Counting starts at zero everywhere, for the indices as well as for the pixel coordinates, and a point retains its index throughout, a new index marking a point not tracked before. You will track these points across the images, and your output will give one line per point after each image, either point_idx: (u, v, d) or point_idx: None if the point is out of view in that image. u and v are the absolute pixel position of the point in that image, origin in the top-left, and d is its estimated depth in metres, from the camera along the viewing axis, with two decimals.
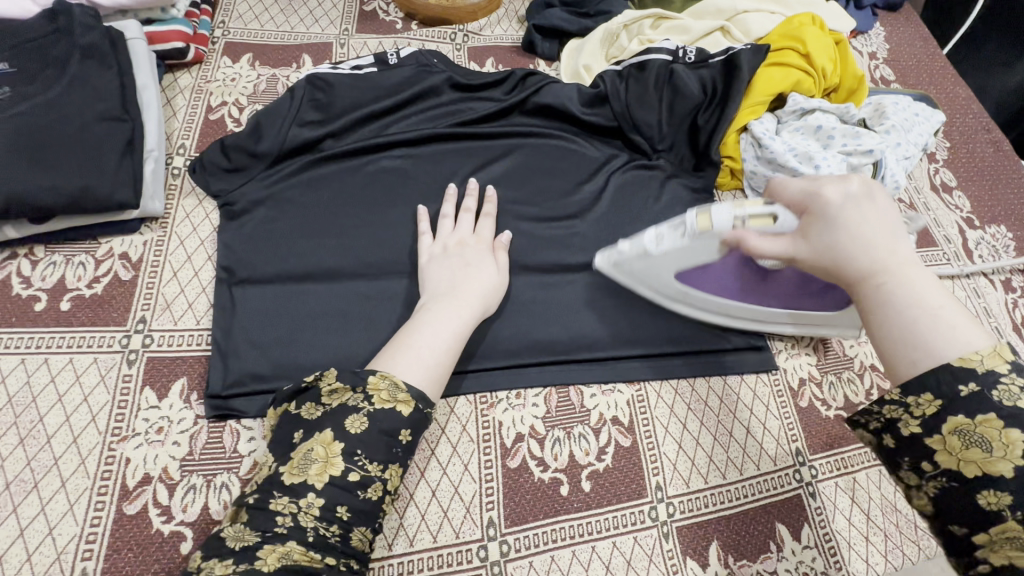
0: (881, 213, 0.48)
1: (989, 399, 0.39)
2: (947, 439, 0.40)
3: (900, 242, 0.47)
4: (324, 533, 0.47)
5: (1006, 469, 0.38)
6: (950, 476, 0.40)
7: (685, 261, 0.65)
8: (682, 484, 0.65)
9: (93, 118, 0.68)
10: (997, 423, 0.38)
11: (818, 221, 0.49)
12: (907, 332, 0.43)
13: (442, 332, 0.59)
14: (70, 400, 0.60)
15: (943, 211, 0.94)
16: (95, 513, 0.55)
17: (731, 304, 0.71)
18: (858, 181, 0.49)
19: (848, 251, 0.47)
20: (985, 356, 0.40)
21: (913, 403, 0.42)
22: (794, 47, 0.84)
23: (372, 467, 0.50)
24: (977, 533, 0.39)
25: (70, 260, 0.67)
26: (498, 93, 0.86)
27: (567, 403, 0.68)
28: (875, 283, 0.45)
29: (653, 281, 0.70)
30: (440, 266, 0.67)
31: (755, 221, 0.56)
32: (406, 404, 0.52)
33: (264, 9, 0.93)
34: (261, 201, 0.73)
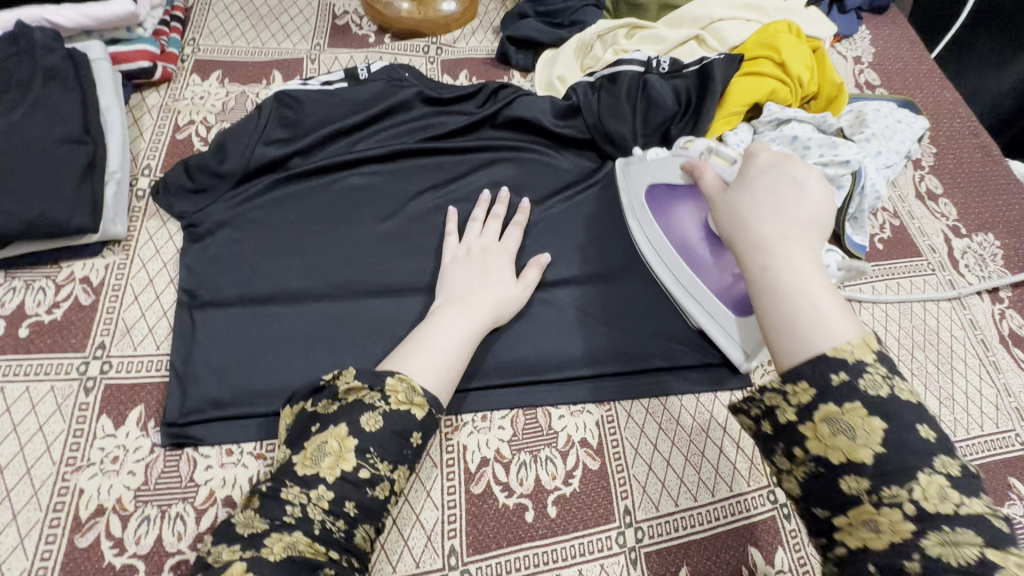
0: (800, 196, 0.50)
1: (857, 388, 0.41)
2: (817, 427, 0.42)
3: (809, 230, 0.49)
4: (330, 527, 0.47)
5: (867, 455, 0.40)
6: (818, 462, 0.42)
7: (662, 173, 0.72)
8: (651, 507, 0.63)
9: (53, 141, 0.68)
10: (861, 412, 0.41)
11: (739, 193, 0.54)
12: (787, 316, 0.45)
13: (454, 335, 0.60)
14: (26, 430, 0.59)
15: (927, 219, 0.91)
16: (47, 546, 0.54)
17: (671, 253, 0.72)
18: (790, 161, 0.53)
19: (756, 228, 0.50)
20: (856, 346, 0.43)
21: (790, 391, 0.44)
22: (768, 56, 0.83)
23: (383, 466, 0.50)
24: (838, 516, 0.42)
25: (30, 285, 0.67)
26: (469, 106, 0.85)
27: (534, 425, 0.67)
28: (762, 262, 0.48)
29: (634, 187, 0.77)
30: (461, 270, 0.68)
31: (718, 160, 0.65)
32: (421, 407, 0.52)
33: (235, 25, 0.92)
34: (225, 223, 0.72)
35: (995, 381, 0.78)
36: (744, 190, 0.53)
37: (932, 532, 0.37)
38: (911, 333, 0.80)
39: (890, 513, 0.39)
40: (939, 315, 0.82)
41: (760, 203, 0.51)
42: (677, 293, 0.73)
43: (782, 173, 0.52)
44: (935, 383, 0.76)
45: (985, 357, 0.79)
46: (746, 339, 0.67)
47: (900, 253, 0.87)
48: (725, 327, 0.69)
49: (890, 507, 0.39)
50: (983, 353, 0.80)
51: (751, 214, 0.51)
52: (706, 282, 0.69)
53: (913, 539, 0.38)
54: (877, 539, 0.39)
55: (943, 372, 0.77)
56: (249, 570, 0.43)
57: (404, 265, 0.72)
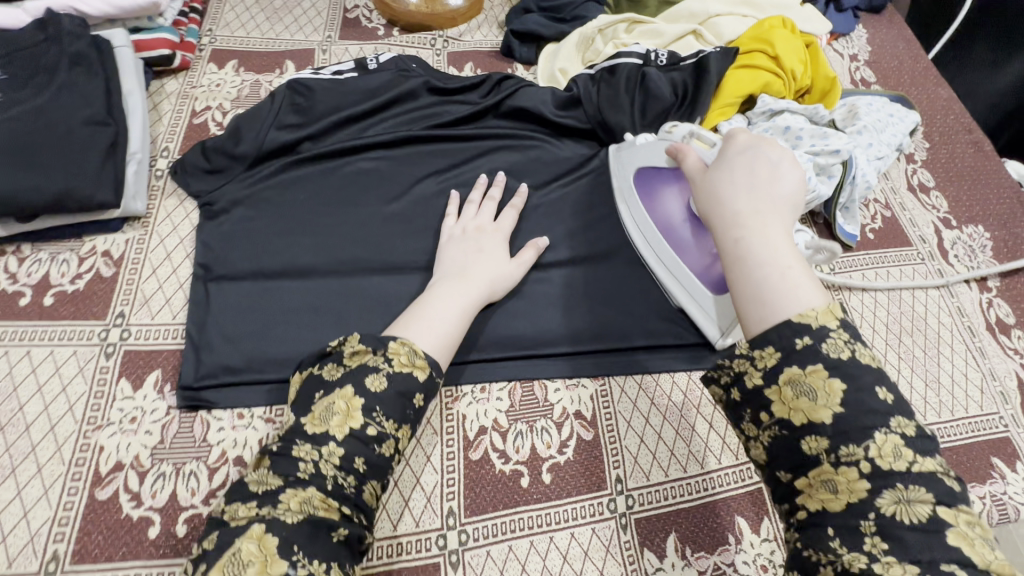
0: (773, 177, 0.55)
1: (820, 350, 0.44)
2: (782, 390, 0.44)
3: (781, 207, 0.53)
4: (341, 483, 0.49)
5: (826, 415, 0.42)
6: (782, 425, 0.44)
7: (650, 159, 0.76)
8: (642, 477, 0.66)
9: (79, 122, 0.71)
10: (823, 373, 0.43)
11: (718, 173, 0.57)
12: (757, 283, 0.48)
13: (452, 306, 0.63)
14: (50, 390, 0.63)
15: (918, 211, 0.94)
16: (69, 497, 0.57)
17: (654, 232, 0.76)
18: (765, 145, 0.57)
19: (731, 204, 0.53)
20: (819, 313, 0.45)
21: (757, 355, 0.46)
22: (762, 50, 0.86)
23: (389, 424, 0.52)
24: (799, 479, 0.44)
25: (55, 257, 0.70)
26: (473, 96, 0.88)
27: (531, 397, 0.70)
28: (736, 235, 0.51)
29: (623, 172, 0.80)
30: (455, 248, 0.71)
31: (700, 142, 0.72)
32: (423, 369, 0.55)
33: (250, 17, 0.96)
34: (239, 202, 0.76)
35: (980, 366, 0.80)
36: (722, 169, 0.57)
37: (886, 491, 0.40)
38: (900, 319, 0.82)
39: (847, 471, 0.41)
40: (927, 301, 0.85)
41: (736, 182, 0.55)
42: (660, 271, 0.76)
43: (758, 156, 0.56)
44: (922, 367, 0.79)
45: (972, 343, 0.82)
46: (720, 314, 0.71)
47: (891, 243, 0.90)
48: (702, 303, 0.73)
49: (848, 467, 0.41)
50: (969, 339, 0.82)
51: (729, 192, 0.55)
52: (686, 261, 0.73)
53: (868, 498, 0.40)
54: (835, 500, 0.41)
55: (929, 356, 0.80)
56: (266, 531, 0.45)
57: (408, 245, 0.76)
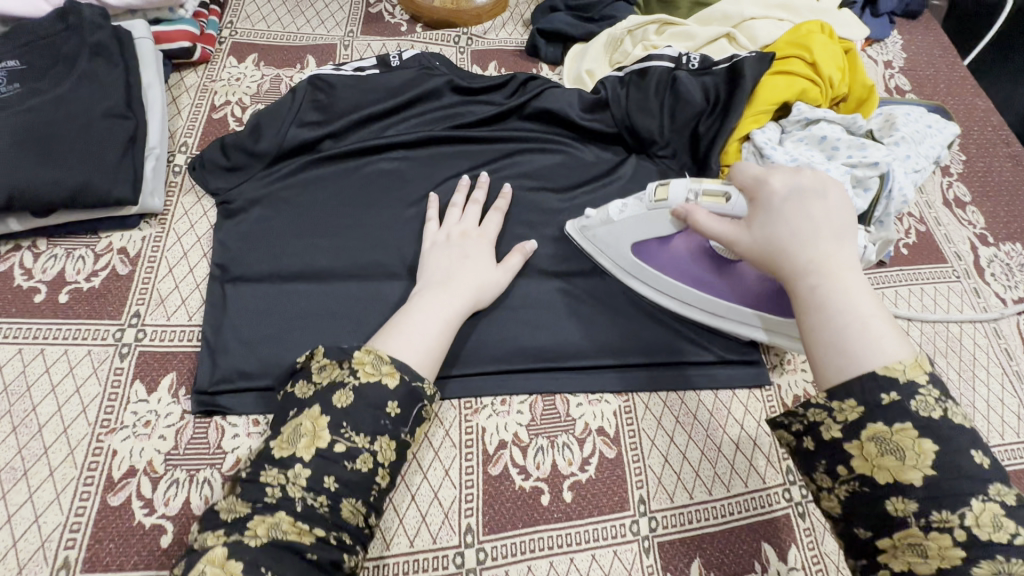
0: (828, 210, 0.51)
1: (909, 408, 0.42)
2: (865, 446, 0.43)
3: (846, 245, 0.49)
4: (312, 503, 0.48)
5: (916, 477, 0.41)
6: (862, 481, 0.43)
7: (642, 231, 0.68)
8: (666, 498, 0.64)
9: (97, 115, 0.70)
10: (912, 432, 0.41)
11: (766, 212, 0.53)
12: (841, 342, 0.45)
13: (433, 318, 0.61)
14: (63, 391, 0.61)
15: (954, 226, 0.91)
16: (81, 503, 0.56)
17: (683, 290, 0.71)
18: (807, 177, 0.53)
19: (794, 259, 0.49)
20: (908, 366, 0.43)
21: (836, 407, 0.44)
22: (799, 55, 0.82)
23: (359, 438, 0.50)
24: (882, 538, 0.42)
25: (71, 254, 0.69)
26: (498, 97, 0.86)
27: (552, 412, 0.68)
28: (811, 282, 0.48)
29: (614, 250, 0.72)
30: (439, 255, 0.69)
31: (707, 198, 0.61)
32: (391, 376, 0.53)
33: (271, 10, 0.94)
34: (258, 201, 0.74)
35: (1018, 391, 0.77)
36: (769, 205, 0.53)
37: (984, 560, 0.38)
38: (933, 339, 0.80)
39: (939, 537, 0.39)
40: (963, 321, 0.82)
41: (795, 224, 0.50)
42: (713, 321, 0.71)
43: (807, 189, 0.52)
44: (956, 390, 0.76)
45: (1009, 366, 0.79)
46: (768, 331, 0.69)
47: (925, 259, 0.87)
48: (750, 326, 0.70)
49: (940, 532, 0.39)
50: (1006, 362, 0.79)
51: (788, 232, 0.50)
52: (729, 298, 0.69)
53: (962, 565, 0.39)
54: (924, 563, 0.40)
55: (965, 380, 0.77)
56: (229, 556, 0.45)
57: None
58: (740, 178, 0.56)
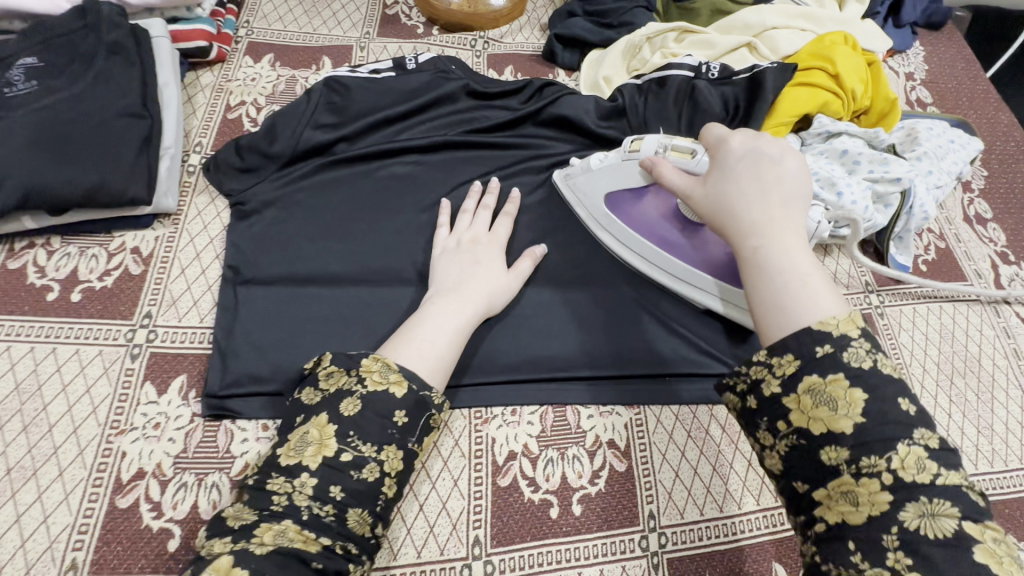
0: (778, 175, 0.54)
1: (841, 359, 0.43)
2: (801, 398, 0.43)
3: (791, 208, 0.53)
4: (318, 512, 0.47)
5: (846, 426, 0.41)
6: (800, 435, 0.43)
7: (616, 180, 0.73)
8: (676, 514, 0.63)
9: (113, 114, 0.70)
10: (843, 382, 0.42)
11: (721, 173, 0.57)
12: (777, 290, 0.47)
13: (443, 327, 0.60)
14: (74, 391, 0.61)
15: (974, 243, 0.89)
16: (89, 504, 0.56)
17: (649, 248, 0.73)
18: (763, 145, 0.57)
19: (741, 217, 0.53)
20: (840, 320, 0.45)
21: (776, 362, 0.45)
22: (822, 67, 0.81)
23: (366, 447, 0.50)
24: (818, 490, 0.43)
25: (83, 252, 0.69)
26: (513, 102, 0.85)
27: (563, 423, 0.67)
28: (752, 238, 0.51)
29: (589, 200, 0.76)
30: (450, 261, 0.68)
31: (676, 153, 0.66)
32: (400, 384, 0.52)
33: (288, 10, 0.94)
34: (271, 202, 0.74)
35: None
36: (724, 166, 0.57)
37: (910, 503, 0.39)
38: (951, 358, 0.78)
39: (868, 483, 0.40)
40: (982, 340, 0.80)
41: (745, 185, 0.54)
42: (678, 287, 0.73)
43: (761, 155, 0.56)
44: (974, 412, 0.74)
45: None
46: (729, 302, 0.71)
47: (944, 276, 0.85)
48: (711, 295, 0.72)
49: (868, 478, 0.40)
50: None
51: (737, 191, 0.55)
52: (690, 262, 0.72)
53: (891, 511, 0.39)
54: (856, 512, 0.40)
55: (983, 401, 0.75)
56: (235, 564, 0.43)
57: None
58: (707, 138, 0.62)
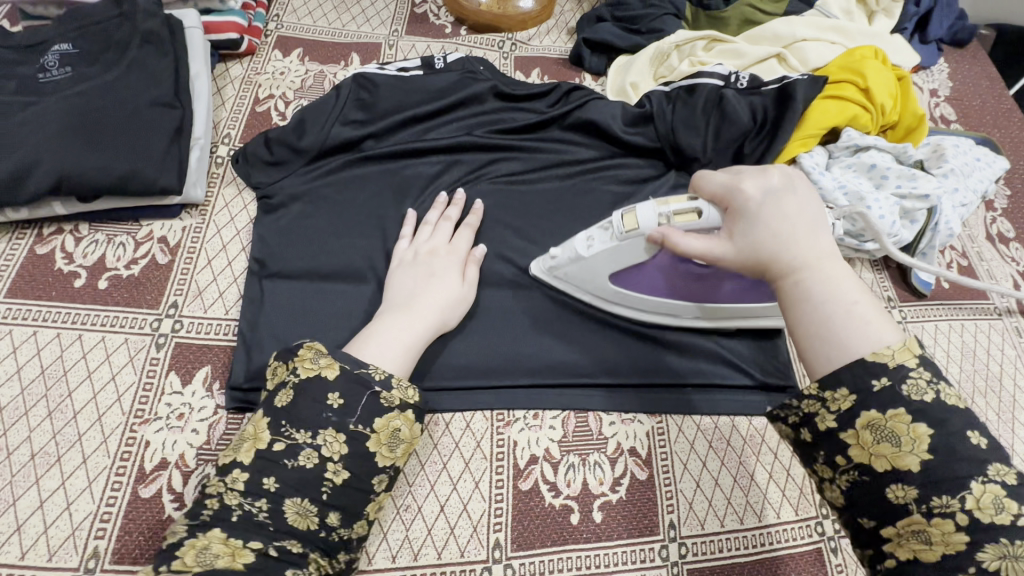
0: (801, 206, 0.53)
1: (901, 394, 0.43)
2: (860, 434, 0.44)
3: (824, 239, 0.51)
4: (250, 510, 0.47)
5: (913, 462, 0.41)
6: (862, 471, 0.43)
7: (618, 263, 0.65)
8: (697, 525, 0.63)
9: (145, 103, 0.70)
10: (906, 417, 0.42)
11: (743, 216, 0.53)
12: (842, 340, 0.46)
13: (388, 335, 0.58)
14: (99, 378, 0.61)
15: (998, 262, 0.89)
16: (112, 493, 0.56)
17: (663, 305, 0.70)
18: (776, 178, 0.54)
19: (778, 256, 0.50)
20: (896, 350, 0.44)
21: (830, 397, 0.45)
22: (853, 80, 0.81)
23: (300, 434, 0.49)
24: (886, 527, 0.43)
25: (112, 240, 0.69)
26: (540, 105, 0.84)
27: (585, 429, 0.67)
28: (796, 278, 0.49)
29: (590, 285, 0.69)
30: (405, 273, 0.66)
31: (680, 218, 0.57)
32: (330, 368, 0.52)
33: (318, 5, 0.94)
34: (299, 197, 0.74)
35: None
36: (745, 207, 0.53)
37: (988, 544, 0.39)
38: (974, 378, 0.77)
39: (941, 523, 0.40)
40: (1006, 361, 0.79)
41: (775, 225, 0.51)
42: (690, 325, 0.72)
43: (778, 189, 0.54)
44: (995, 432, 0.74)
45: None
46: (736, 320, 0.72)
47: (967, 294, 0.85)
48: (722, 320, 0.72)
49: (941, 517, 0.40)
50: None
51: (768, 232, 0.51)
52: (705, 304, 0.70)
53: (966, 550, 0.39)
54: (929, 550, 0.40)
55: (1007, 423, 0.75)
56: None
57: None
58: (710, 188, 0.56)
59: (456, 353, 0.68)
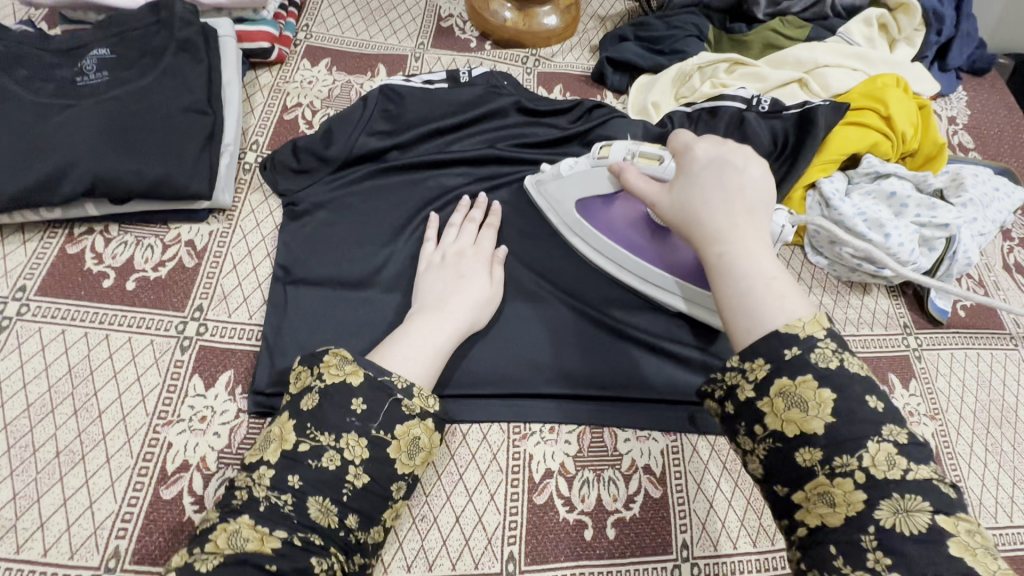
0: (743, 181, 0.54)
1: (810, 361, 0.42)
2: (774, 402, 0.42)
3: (757, 217, 0.52)
4: (276, 502, 0.48)
5: (818, 426, 0.40)
6: (776, 438, 0.42)
7: (585, 187, 0.71)
8: (709, 545, 0.63)
9: (178, 109, 0.71)
10: (813, 383, 0.41)
11: (685, 181, 0.56)
12: (744, 296, 0.47)
13: (420, 344, 0.58)
14: (125, 378, 0.62)
15: (1014, 291, 0.89)
16: (134, 493, 0.57)
17: (619, 253, 0.73)
18: (726, 151, 0.56)
19: (706, 223, 0.52)
20: (808, 323, 0.43)
21: (748, 367, 0.44)
22: (875, 108, 0.82)
23: (324, 437, 0.50)
24: (796, 493, 0.41)
25: (140, 242, 0.70)
26: (562, 121, 0.85)
27: (600, 444, 0.67)
28: (719, 248, 0.50)
29: (560, 208, 0.75)
30: (434, 278, 0.67)
31: (644, 159, 0.63)
32: (355, 374, 0.52)
33: (346, 16, 0.96)
34: (322, 205, 0.75)
35: None
36: (688, 171, 0.57)
37: (884, 501, 0.37)
38: (988, 408, 0.77)
39: (843, 483, 0.39)
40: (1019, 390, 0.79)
41: (709, 193, 0.53)
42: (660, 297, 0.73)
43: (724, 162, 0.55)
44: (1009, 462, 0.73)
45: None
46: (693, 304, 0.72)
47: (981, 322, 0.84)
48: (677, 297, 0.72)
49: (843, 477, 0.39)
50: None
51: (700, 199, 0.54)
52: (657, 266, 0.72)
53: (867, 510, 0.38)
54: (834, 513, 0.39)
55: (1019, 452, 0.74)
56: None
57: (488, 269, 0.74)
58: (674, 145, 0.60)
59: (476, 362, 0.69)
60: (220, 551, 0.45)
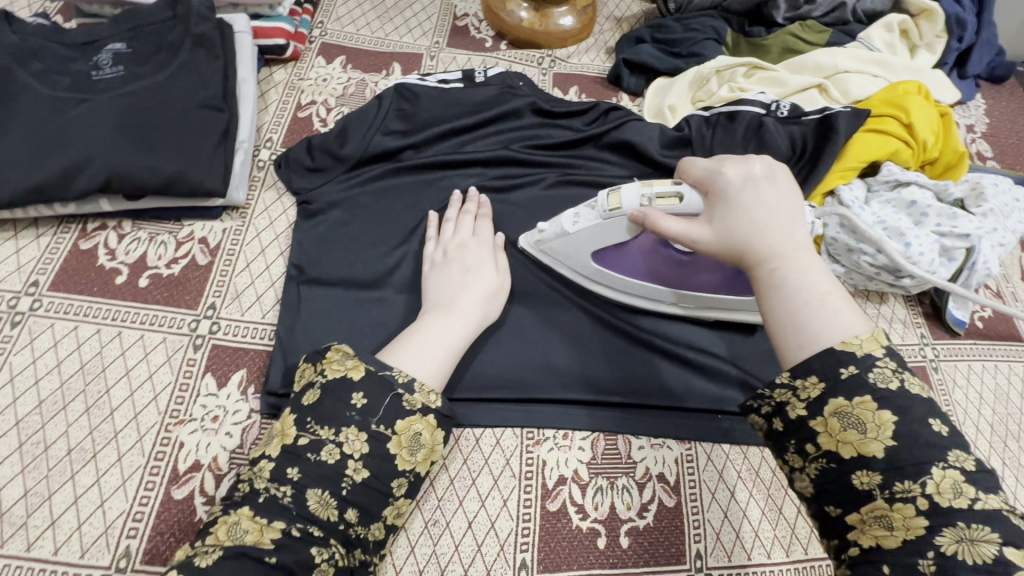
0: (779, 196, 0.53)
1: (868, 380, 0.41)
2: (828, 421, 0.41)
3: (798, 230, 0.51)
4: (275, 495, 0.47)
5: (877, 449, 0.39)
6: (829, 458, 0.41)
7: (599, 241, 0.66)
8: (723, 556, 0.62)
9: (194, 105, 0.71)
10: (871, 405, 0.40)
11: (721, 199, 0.54)
12: (797, 314, 0.46)
13: (436, 344, 0.58)
14: (137, 375, 0.62)
15: None
16: (145, 492, 0.56)
17: (641, 286, 0.71)
18: (757, 166, 0.55)
19: (752, 241, 0.50)
20: (864, 340, 0.43)
21: (799, 385, 0.43)
22: (896, 115, 0.81)
23: (325, 431, 0.49)
24: (850, 514, 0.41)
25: (153, 238, 0.70)
26: (577, 123, 0.85)
27: (614, 452, 0.66)
28: (771, 265, 0.49)
29: (572, 262, 0.71)
30: (441, 275, 0.66)
31: (663, 199, 0.58)
32: (355, 369, 0.52)
33: (361, 14, 0.95)
34: (336, 204, 0.74)
35: None
36: (722, 188, 0.54)
37: (946, 528, 0.37)
38: (1007, 421, 0.76)
39: (902, 508, 0.38)
40: None
41: (749, 209, 0.52)
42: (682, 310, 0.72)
43: (756, 176, 0.54)
44: None
45: None
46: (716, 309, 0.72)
47: (1000, 334, 0.83)
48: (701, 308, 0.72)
49: (903, 502, 0.38)
50: None
51: (743, 216, 0.52)
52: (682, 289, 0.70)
53: (926, 536, 0.37)
54: (890, 536, 0.38)
55: None
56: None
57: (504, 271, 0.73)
58: (694, 173, 0.58)
59: (489, 363, 0.69)
60: (221, 543, 0.45)
